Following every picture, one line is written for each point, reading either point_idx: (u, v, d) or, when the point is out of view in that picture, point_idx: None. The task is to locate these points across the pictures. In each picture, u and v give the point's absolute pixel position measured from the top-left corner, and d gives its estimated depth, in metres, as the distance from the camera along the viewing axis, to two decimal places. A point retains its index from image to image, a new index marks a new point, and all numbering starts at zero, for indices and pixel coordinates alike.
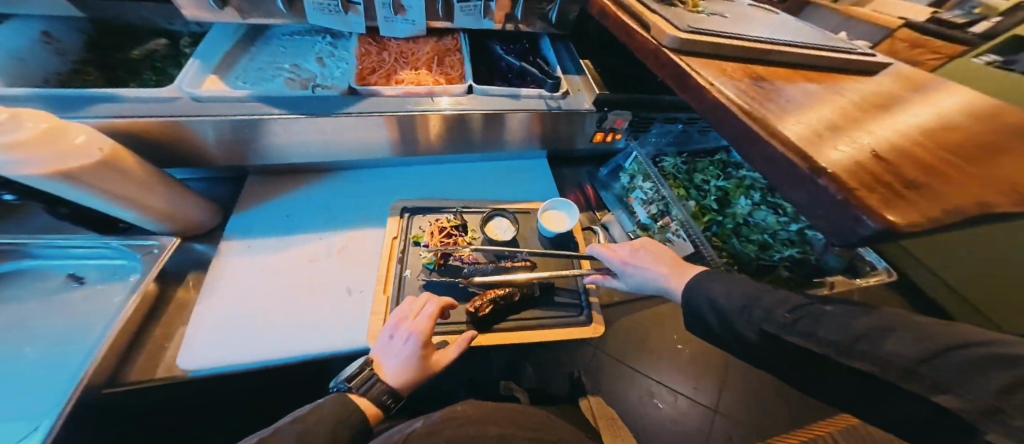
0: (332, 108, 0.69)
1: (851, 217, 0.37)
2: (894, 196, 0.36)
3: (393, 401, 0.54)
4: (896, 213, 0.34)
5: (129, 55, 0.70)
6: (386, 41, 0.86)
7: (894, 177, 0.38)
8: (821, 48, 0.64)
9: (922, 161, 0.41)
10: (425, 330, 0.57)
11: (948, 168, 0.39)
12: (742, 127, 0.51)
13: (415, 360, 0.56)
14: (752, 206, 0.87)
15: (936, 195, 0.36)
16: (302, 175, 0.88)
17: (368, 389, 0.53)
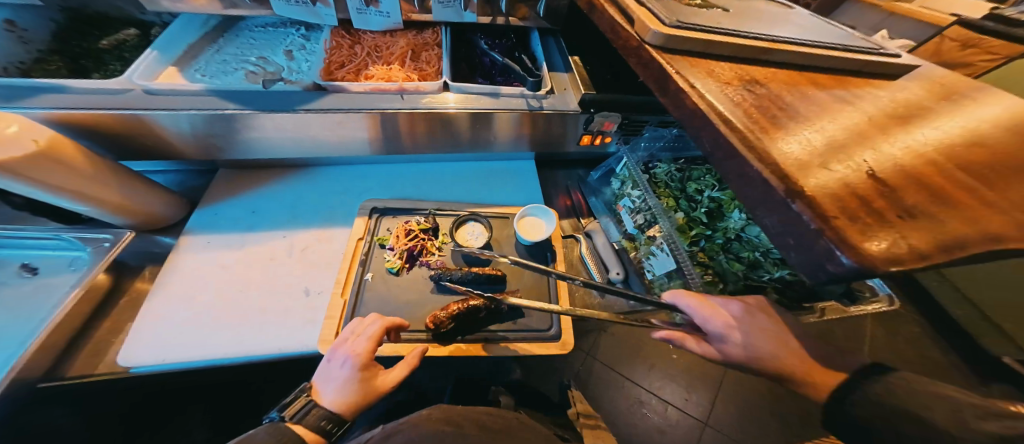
0: (292, 104, 0.66)
1: (824, 252, 0.31)
2: (879, 232, 0.30)
3: (335, 427, 0.51)
4: (872, 242, 0.29)
5: (98, 45, 0.70)
6: (360, 33, 0.82)
7: (887, 203, 0.32)
8: (831, 48, 0.55)
9: (930, 184, 0.33)
10: (364, 353, 0.54)
11: (959, 191, 0.33)
12: (717, 138, 0.44)
13: (353, 383, 0.53)
14: (745, 221, 0.78)
15: (933, 221, 0.30)
16: (275, 170, 0.87)
17: (302, 416, 0.50)
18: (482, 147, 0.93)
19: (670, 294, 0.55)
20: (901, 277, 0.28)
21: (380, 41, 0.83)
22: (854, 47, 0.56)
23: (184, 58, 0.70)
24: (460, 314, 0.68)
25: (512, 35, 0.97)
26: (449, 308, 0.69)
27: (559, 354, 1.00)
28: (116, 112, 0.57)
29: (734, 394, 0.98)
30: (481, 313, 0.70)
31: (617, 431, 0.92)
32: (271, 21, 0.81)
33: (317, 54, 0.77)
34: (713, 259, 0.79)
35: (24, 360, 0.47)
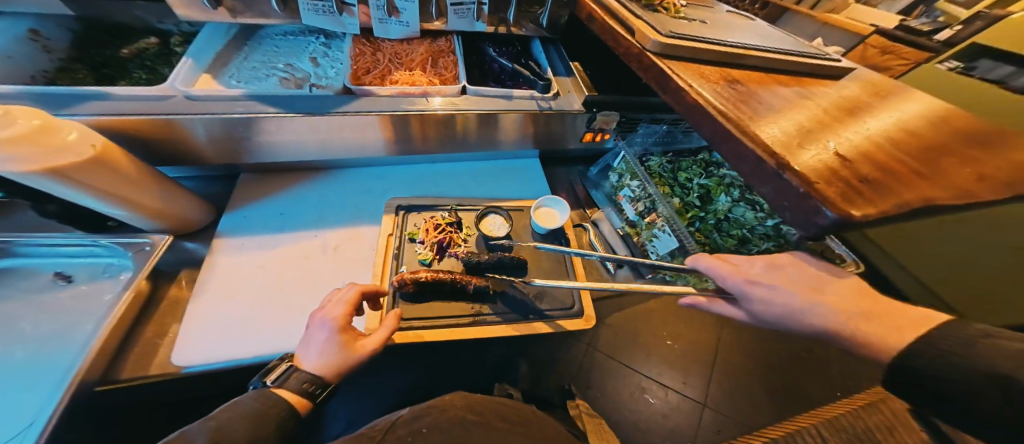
0: (326, 107, 0.70)
1: (812, 210, 0.38)
2: (856, 193, 0.37)
3: (318, 389, 0.50)
4: (860, 209, 0.36)
5: (119, 54, 0.71)
6: (379, 42, 0.87)
7: (852, 173, 0.40)
8: (792, 53, 0.68)
9: (880, 162, 0.42)
10: (340, 316, 0.55)
11: (903, 168, 0.41)
12: (714, 126, 0.53)
13: (331, 345, 0.53)
14: (731, 203, 0.89)
15: (888, 192, 0.38)
16: (296, 173, 0.89)
17: (284, 380, 0.50)
18: (493, 147, 1.00)
19: (690, 258, 0.52)
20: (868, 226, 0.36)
21: (398, 48, 0.88)
22: (806, 53, 0.69)
23: (215, 65, 0.72)
24: (427, 281, 0.73)
25: (515, 42, 1.05)
26: (417, 273, 0.74)
27: (563, 346, 1.07)
28: (158, 116, 0.58)
29: (724, 372, 1.10)
30: (445, 286, 0.74)
31: (626, 419, 0.99)
32: (289, 29, 0.84)
33: (342, 61, 0.81)
34: (708, 237, 0.89)
35: (87, 362, 0.48)
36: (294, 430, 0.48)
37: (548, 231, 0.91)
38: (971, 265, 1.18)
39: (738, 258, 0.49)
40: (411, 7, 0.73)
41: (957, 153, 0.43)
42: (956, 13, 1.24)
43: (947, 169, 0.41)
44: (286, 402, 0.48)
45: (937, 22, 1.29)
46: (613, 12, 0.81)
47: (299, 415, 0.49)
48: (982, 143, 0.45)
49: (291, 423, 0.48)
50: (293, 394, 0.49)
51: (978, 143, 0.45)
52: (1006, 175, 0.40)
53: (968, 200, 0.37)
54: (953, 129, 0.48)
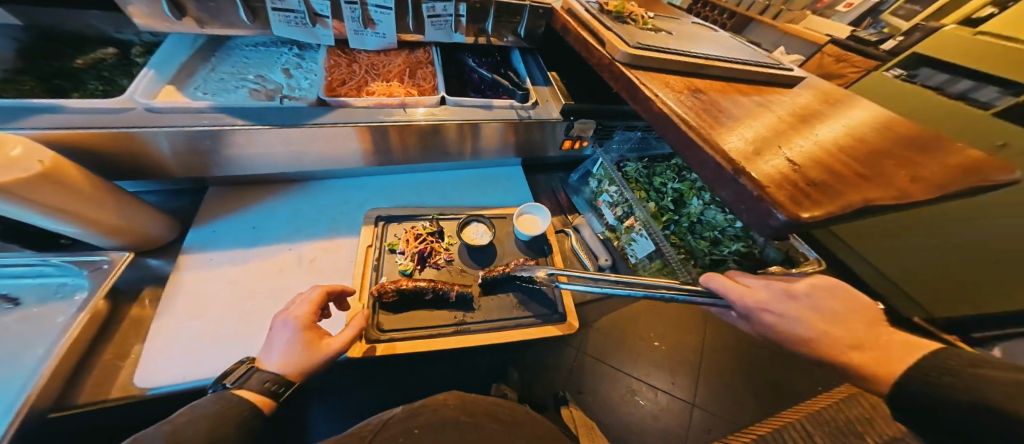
0: (300, 119, 0.69)
1: (766, 213, 0.41)
2: (804, 197, 0.40)
3: (281, 388, 0.48)
4: (805, 211, 0.38)
5: (72, 65, 0.69)
6: (355, 53, 0.87)
7: (800, 177, 0.43)
8: (751, 64, 0.72)
9: (828, 167, 0.45)
10: (305, 313, 0.55)
11: (848, 171, 0.44)
12: (679, 134, 0.55)
13: (295, 344, 0.52)
14: (703, 206, 0.92)
15: (835, 194, 0.40)
16: (272, 186, 0.88)
17: (243, 382, 0.48)
18: (473, 156, 1.00)
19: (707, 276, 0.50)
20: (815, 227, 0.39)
21: (375, 59, 0.88)
22: (763, 63, 0.73)
23: (179, 75, 0.70)
24: (408, 291, 0.73)
25: (494, 53, 1.07)
26: (399, 282, 0.74)
27: (553, 351, 1.08)
28: (115, 129, 0.55)
29: (710, 368, 1.13)
30: (427, 296, 0.74)
31: (617, 423, 1.00)
32: (260, 41, 0.84)
33: (316, 72, 0.81)
34: (684, 240, 0.92)
35: (37, 388, 0.45)
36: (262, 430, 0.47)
37: (531, 238, 0.92)
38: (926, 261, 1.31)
39: (754, 281, 0.47)
40: (388, 19, 0.74)
41: (898, 158, 0.47)
42: (898, 26, 1.52)
43: (886, 172, 0.44)
44: (248, 403, 0.46)
45: (883, 33, 1.56)
46: (583, 25, 0.84)
47: (264, 415, 0.47)
48: (918, 148, 0.49)
49: (257, 423, 0.45)
50: (254, 394, 0.47)
51: (915, 148, 0.49)
52: (938, 177, 0.43)
53: (905, 202, 0.40)
54: (894, 134, 0.52)
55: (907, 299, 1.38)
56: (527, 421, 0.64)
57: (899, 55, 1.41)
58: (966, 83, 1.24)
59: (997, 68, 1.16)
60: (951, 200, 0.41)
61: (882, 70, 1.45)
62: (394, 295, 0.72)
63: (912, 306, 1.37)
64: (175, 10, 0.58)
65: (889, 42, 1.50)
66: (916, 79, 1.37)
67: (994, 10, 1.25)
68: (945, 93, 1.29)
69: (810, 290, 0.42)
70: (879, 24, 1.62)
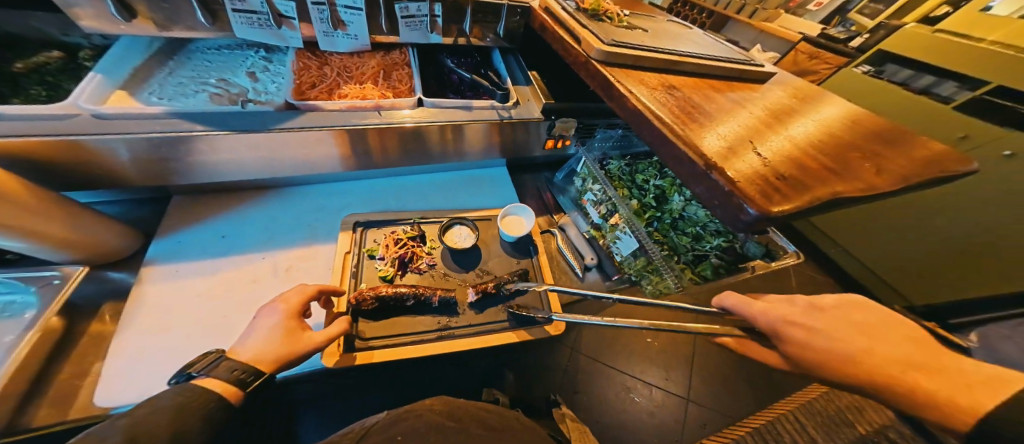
0: (267, 123, 0.67)
1: (736, 207, 0.40)
2: (774, 192, 0.40)
3: (250, 377, 0.46)
4: (773, 206, 0.38)
5: (11, 68, 0.65)
6: (328, 54, 0.86)
7: (770, 172, 0.43)
8: (723, 60, 0.73)
9: (796, 161, 0.45)
10: (294, 303, 0.55)
11: (816, 165, 0.44)
12: (654, 130, 0.55)
13: (277, 331, 0.51)
14: (684, 202, 0.92)
15: (803, 188, 0.40)
16: (243, 194, 0.85)
17: (211, 369, 0.45)
18: (456, 159, 0.98)
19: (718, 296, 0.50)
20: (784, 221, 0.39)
21: (348, 61, 0.87)
22: (734, 59, 0.74)
23: (132, 80, 0.68)
24: (388, 297, 0.71)
25: (475, 53, 1.06)
26: (377, 289, 0.71)
27: (546, 352, 1.06)
28: (60, 137, 0.53)
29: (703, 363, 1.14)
30: (408, 302, 0.73)
31: (613, 422, 0.99)
32: (222, 43, 0.83)
33: (284, 76, 0.79)
34: (667, 236, 0.91)
35: None
36: (227, 424, 0.43)
37: (516, 239, 0.90)
38: (903, 256, 1.42)
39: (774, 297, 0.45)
40: (359, 20, 0.72)
41: (867, 152, 0.47)
42: (863, 24, 1.66)
43: (853, 166, 0.44)
44: (215, 394, 0.43)
45: (850, 30, 1.69)
46: (557, 25, 0.84)
47: (231, 407, 0.44)
48: (884, 141, 0.50)
49: (223, 416, 0.43)
50: (223, 383, 0.44)
51: (883, 142, 0.49)
52: (903, 169, 0.43)
53: (870, 195, 0.40)
54: (864, 129, 0.53)
55: (892, 291, 1.47)
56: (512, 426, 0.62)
57: (866, 52, 1.55)
58: (928, 78, 1.36)
59: (953, 63, 1.27)
60: (913, 192, 0.41)
61: (852, 67, 1.58)
62: (373, 302, 0.70)
63: (894, 296, 1.47)
64: (124, 12, 0.55)
65: (856, 39, 1.63)
66: (883, 74, 1.49)
67: (948, 10, 1.35)
68: (910, 87, 1.41)
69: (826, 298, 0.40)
70: (848, 22, 1.74)
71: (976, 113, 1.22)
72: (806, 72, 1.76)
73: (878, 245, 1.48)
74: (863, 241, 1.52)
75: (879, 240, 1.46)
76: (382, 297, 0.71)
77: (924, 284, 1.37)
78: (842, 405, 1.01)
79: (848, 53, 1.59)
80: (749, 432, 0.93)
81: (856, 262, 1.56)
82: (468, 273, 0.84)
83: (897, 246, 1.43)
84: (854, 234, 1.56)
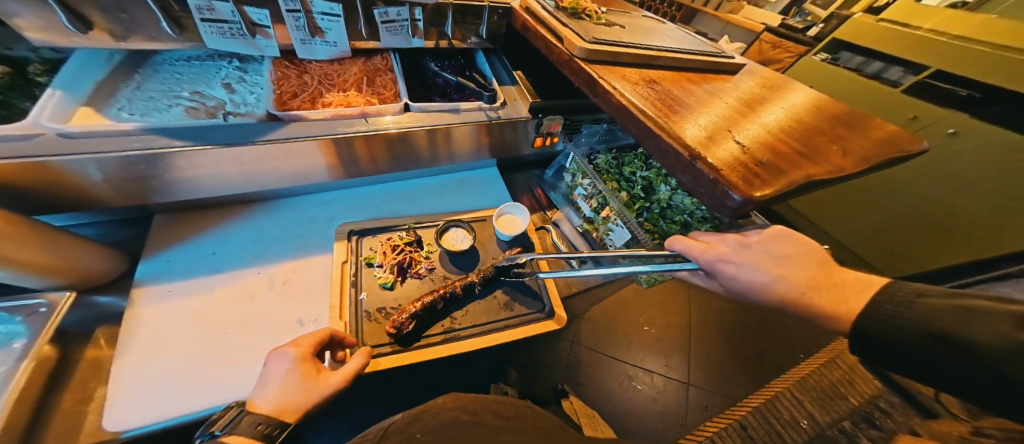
0: (248, 135, 0.67)
1: (722, 194, 0.42)
2: (753, 177, 0.42)
3: (277, 430, 0.41)
4: (756, 191, 0.40)
5: None
6: (306, 63, 0.86)
7: (749, 159, 0.45)
8: (698, 53, 0.75)
9: (772, 147, 0.47)
10: (304, 345, 0.52)
11: (790, 150, 0.47)
12: (639, 124, 0.56)
13: (293, 376, 0.48)
14: (670, 191, 0.94)
15: (780, 173, 0.43)
16: (228, 208, 0.84)
17: (233, 426, 0.40)
18: (446, 162, 0.99)
19: (668, 242, 0.45)
20: (765, 204, 0.41)
21: (328, 69, 0.87)
22: (705, 51, 0.77)
23: (94, 96, 0.65)
24: (426, 310, 0.72)
25: (457, 54, 1.07)
26: (406, 309, 0.71)
27: (548, 348, 1.09)
28: (24, 159, 0.51)
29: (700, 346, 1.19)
30: (438, 305, 0.73)
31: (617, 410, 1.02)
32: (193, 55, 0.81)
33: (263, 86, 0.79)
34: (656, 225, 0.91)
35: None
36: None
37: (512, 237, 0.91)
38: (874, 235, 1.57)
39: (712, 237, 0.43)
40: (338, 26, 0.72)
41: (834, 136, 0.50)
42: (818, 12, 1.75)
43: (824, 150, 0.47)
44: None
45: (808, 20, 1.77)
46: (538, 24, 0.85)
47: None
48: (845, 124, 0.53)
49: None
50: (247, 438, 0.39)
51: (844, 125, 0.53)
52: (866, 150, 0.47)
53: (839, 176, 0.43)
54: (833, 115, 0.56)
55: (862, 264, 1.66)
56: (522, 413, 0.64)
57: (822, 41, 1.69)
58: (877, 65, 1.51)
59: (894, 50, 1.45)
60: (875, 170, 0.45)
61: (812, 55, 1.72)
62: (411, 323, 0.69)
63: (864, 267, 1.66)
64: (79, 24, 0.51)
65: (813, 29, 1.72)
66: (839, 61, 1.65)
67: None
68: (862, 73, 1.55)
69: (750, 236, 0.40)
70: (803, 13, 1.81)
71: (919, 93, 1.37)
72: (772, 61, 1.85)
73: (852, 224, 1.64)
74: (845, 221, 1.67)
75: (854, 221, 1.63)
76: (415, 313, 0.70)
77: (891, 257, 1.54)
78: (835, 380, 1.01)
79: (807, 40, 1.71)
80: (750, 411, 0.95)
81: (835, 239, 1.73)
82: (466, 273, 0.84)
83: (867, 223, 1.59)
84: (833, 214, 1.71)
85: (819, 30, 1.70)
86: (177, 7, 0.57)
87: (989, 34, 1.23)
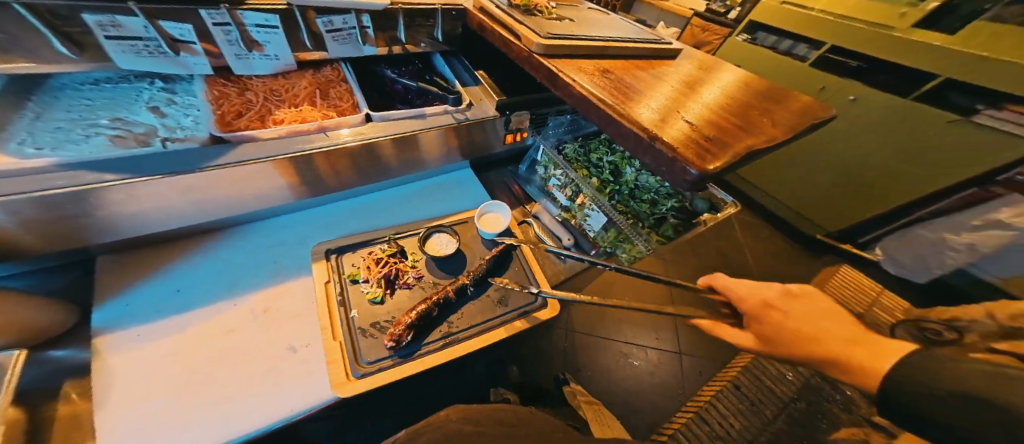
0: (195, 162, 0.63)
1: (681, 170, 0.46)
2: (705, 152, 0.47)
3: None
4: (710, 165, 0.44)
5: None
6: (246, 79, 0.82)
7: (698, 135, 0.50)
8: (639, 42, 0.80)
9: (717, 124, 0.52)
10: None
11: (731, 125, 0.52)
12: (599, 112, 0.60)
13: None
14: (636, 172, 1.00)
15: (726, 147, 0.48)
16: (188, 242, 0.80)
17: None
18: (417, 170, 0.99)
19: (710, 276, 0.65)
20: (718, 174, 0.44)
21: (273, 84, 0.83)
22: (642, 40, 0.81)
23: None
24: (421, 318, 0.72)
25: (413, 59, 1.06)
26: (401, 320, 0.72)
27: (544, 338, 1.13)
28: None
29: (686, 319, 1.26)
30: (433, 312, 0.74)
31: (619, 388, 1.07)
32: (102, 77, 0.72)
33: (199, 107, 0.73)
34: (628, 206, 0.95)
35: None
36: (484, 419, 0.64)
37: (496, 235, 0.94)
38: (811, 196, 1.81)
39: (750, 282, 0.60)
40: (277, 38, 0.69)
41: (762, 110, 0.55)
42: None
43: (759, 122, 0.52)
44: None
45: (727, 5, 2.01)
46: (493, 24, 0.86)
47: None
48: (770, 98, 0.59)
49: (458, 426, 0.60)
50: None
51: (767, 100, 0.59)
52: (790, 120, 0.53)
53: (773, 146, 0.48)
54: (763, 90, 0.62)
55: (807, 223, 1.89)
56: (525, 419, 0.67)
57: (742, 23, 1.87)
58: (788, 43, 1.71)
59: (798, 28, 1.64)
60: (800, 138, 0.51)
61: (735, 37, 1.91)
62: (408, 333, 0.70)
63: (808, 225, 1.88)
64: None
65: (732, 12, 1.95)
66: (757, 40, 1.83)
67: None
68: (778, 51, 1.75)
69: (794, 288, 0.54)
70: None
71: (823, 67, 1.61)
72: (704, 43, 2.10)
73: (792, 187, 1.88)
74: (786, 187, 1.91)
75: (792, 185, 1.87)
76: (409, 324, 0.71)
77: (828, 213, 1.77)
78: None
79: (729, 24, 1.93)
80: (741, 372, 1.13)
81: (780, 203, 1.96)
82: (455, 277, 0.85)
83: (802, 185, 1.83)
84: (775, 181, 1.96)
85: (738, 13, 1.89)
86: (61, 22, 0.48)
87: (868, 12, 1.44)
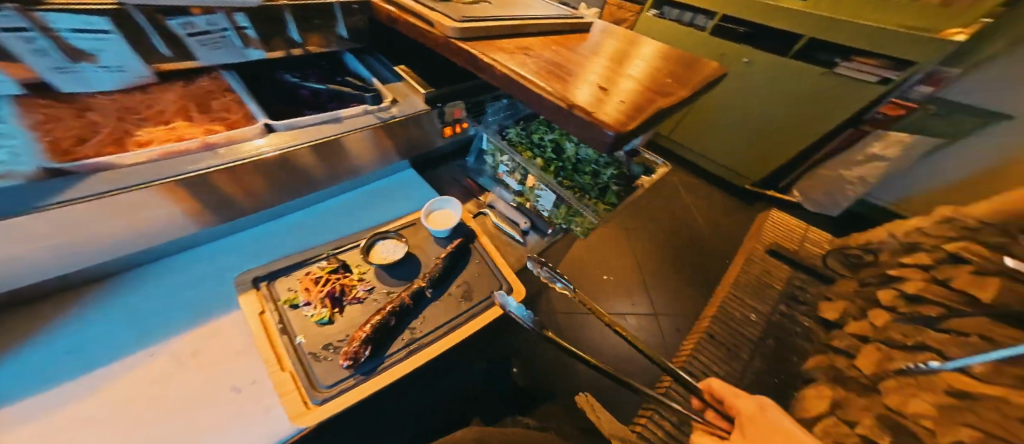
0: (28, 202, 0.47)
1: (599, 133, 0.48)
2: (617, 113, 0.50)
3: None
4: (622, 124, 0.47)
5: None
6: (84, 96, 0.63)
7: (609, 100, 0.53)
8: (559, 18, 0.83)
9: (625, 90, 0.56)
10: None
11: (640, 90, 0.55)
12: (522, 88, 0.60)
13: None
14: (576, 147, 1.01)
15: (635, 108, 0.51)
16: (71, 299, 0.66)
17: None
18: (350, 177, 0.93)
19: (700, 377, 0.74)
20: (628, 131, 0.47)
21: (126, 100, 0.67)
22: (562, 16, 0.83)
23: None
24: (376, 330, 0.68)
25: (317, 61, 0.98)
26: (356, 336, 0.67)
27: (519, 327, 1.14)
28: None
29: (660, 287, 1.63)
30: (392, 321, 0.71)
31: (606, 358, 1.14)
32: None
33: (16, 136, 0.51)
34: (574, 180, 0.97)
35: None
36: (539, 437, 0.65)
37: (448, 231, 0.91)
38: (735, 153, 2.22)
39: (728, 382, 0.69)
40: (112, 44, 0.53)
41: (668, 75, 0.60)
42: None
43: (663, 86, 0.56)
44: None
45: None
46: (409, 13, 0.80)
47: None
48: (677, 64, 0.64)
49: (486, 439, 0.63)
50: None
51: (676, 64, 0.64)
52: (692, 79, 0.59)
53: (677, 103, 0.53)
54: (667, 57, 0.67)
55: (736, 176, 2.31)
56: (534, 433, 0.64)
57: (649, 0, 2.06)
58: (689, 15, 1.98)
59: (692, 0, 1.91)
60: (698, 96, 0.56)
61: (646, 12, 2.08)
62: (361, 348, 0.65)
63: (738, 178, 2.30)
64: None
65: None
66: (664, 15, 2.05)
67: None
68: (682, 23, 2.00)
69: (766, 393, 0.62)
70: None
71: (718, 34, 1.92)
72: (621, 21, 2.22)
73: (721, 148, 2.27)
74: (714, 150, 2.31)
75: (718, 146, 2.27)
76: (365, 338, 0.66)
77: (751, 165, 2.19)
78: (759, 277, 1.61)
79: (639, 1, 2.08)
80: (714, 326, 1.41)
81: (714, 162, 2.36)
82: (409, 282, 0.82)
83: (727, 145, 2.23)
84: (706, 143, 2.32)
85: None
86: None
87: None
